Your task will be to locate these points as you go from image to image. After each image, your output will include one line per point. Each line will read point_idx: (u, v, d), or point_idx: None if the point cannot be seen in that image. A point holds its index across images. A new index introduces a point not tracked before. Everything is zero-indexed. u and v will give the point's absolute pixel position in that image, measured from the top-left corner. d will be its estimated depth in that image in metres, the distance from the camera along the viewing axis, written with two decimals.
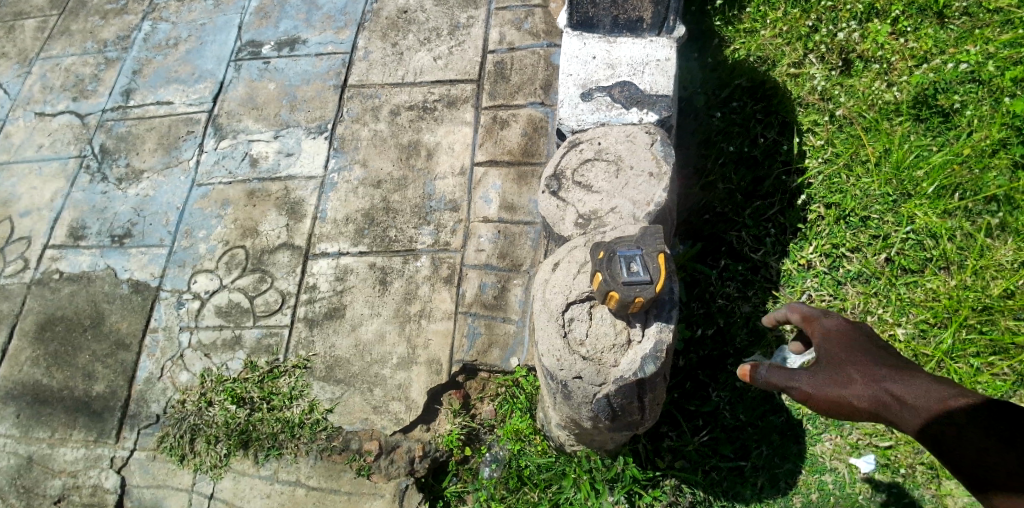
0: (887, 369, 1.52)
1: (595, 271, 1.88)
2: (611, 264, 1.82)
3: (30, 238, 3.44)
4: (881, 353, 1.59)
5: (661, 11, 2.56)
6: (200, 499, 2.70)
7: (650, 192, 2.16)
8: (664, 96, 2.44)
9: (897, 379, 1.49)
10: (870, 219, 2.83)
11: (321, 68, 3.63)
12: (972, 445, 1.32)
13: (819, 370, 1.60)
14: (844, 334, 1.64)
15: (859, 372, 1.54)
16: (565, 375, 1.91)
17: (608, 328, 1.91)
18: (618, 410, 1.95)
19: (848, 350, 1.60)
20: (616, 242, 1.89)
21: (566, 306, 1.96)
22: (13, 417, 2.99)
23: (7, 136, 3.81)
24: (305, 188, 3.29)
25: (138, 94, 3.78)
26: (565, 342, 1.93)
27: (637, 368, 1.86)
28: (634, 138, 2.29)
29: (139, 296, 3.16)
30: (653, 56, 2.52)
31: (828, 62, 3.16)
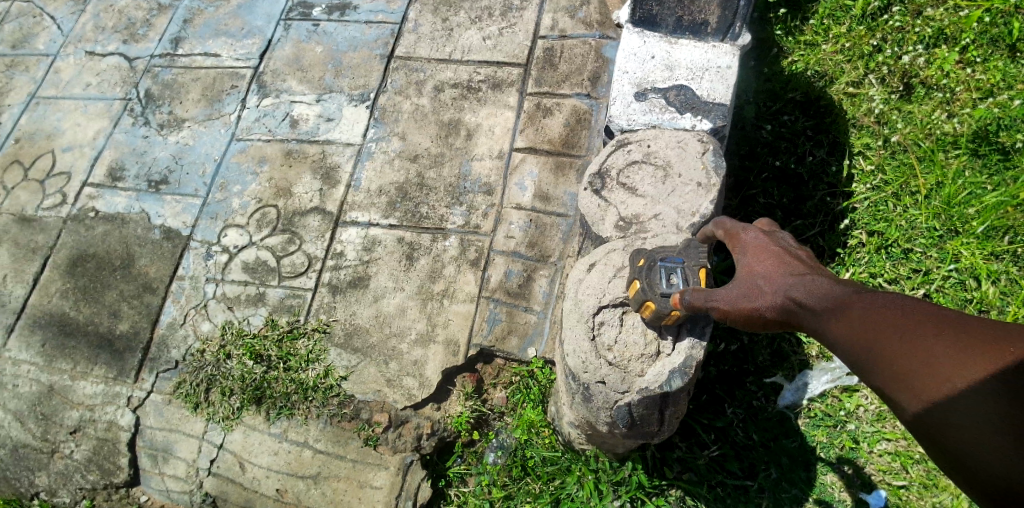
0: (801, 282, 1.52)
1: (633, 279, 1.89)
2: (650, 273, 1.82)
3: (70, 173, 3.50)
4: (798, 264, 1.60)
5: (729, 16, 2.51)
6: (210, 448, 2.76)
7: (696, 202, 2.14)
8: (720, 104, 2.39)
9: (812, 294, 1.48)
10: (912, 252, 2.78)
11: (370, 36, 3.62)
12: (926, 393, 1.19)
13: (737, 289, 1.63)
14: (762, 248, 1.68)
15: (772, 287, 1.56)
16: (588, 378, 1.92)
17: (639, 337, 1.91)
18: (637, 419, 1.94)
19: (765, 266, 1.62)
20: (658, 250, 1.89)
21: (597, 309, 1.95)
22: (39, 346, 3.06)
23: (57, 71, 3.86)
24: (342, 154, 3.30)
25: (187, 43, 3.80)
26: (592, 345, 1.93)
27: (664, 380, 1.85)
28: (685, 146, 2.24)
29: (170, 243, 3.21)
30: (714, 62, 2.46)
31: (889, 85, 3.07)
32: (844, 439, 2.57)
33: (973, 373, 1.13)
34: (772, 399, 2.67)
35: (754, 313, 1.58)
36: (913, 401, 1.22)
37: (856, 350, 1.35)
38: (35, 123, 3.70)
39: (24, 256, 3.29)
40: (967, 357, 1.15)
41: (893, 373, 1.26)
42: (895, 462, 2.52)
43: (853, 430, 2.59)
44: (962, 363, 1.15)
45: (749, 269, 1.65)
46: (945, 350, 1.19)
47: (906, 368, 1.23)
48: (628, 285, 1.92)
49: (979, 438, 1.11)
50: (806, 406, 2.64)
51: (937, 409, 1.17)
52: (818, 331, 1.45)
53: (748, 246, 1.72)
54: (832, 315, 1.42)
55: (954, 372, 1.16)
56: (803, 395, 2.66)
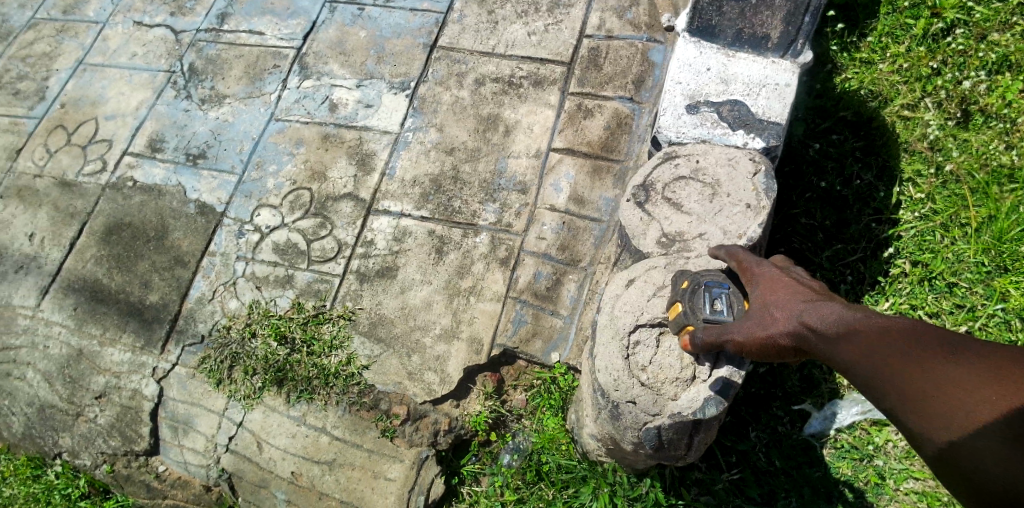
0: (811, 307, 1.50)
1: (675, 301, 1.87)
2: (693, 296, 1.79)
3: (112, 141, 3.54)
4: (810, 290, 1.58)
5: (791, 31, 2.42)
6: (229, 425, 2.78)
7: (744, 225, 2.09)
8: (776, 123, 2.34)
9: (823, 317, 1.46)
10: (957, 286, 2.69)
11: (414, 24, 3.60)
12: (934, 414, 1.21)
13: (750, 318, 1.62)
14: (774, 275, 1.67)
15: (783, 312, 1.54)
16: (619, 396, 1.97)
17: (675, 360, 1.93)
18: (665, 442, 2.01)
19: (776, 293, 1.60)
20: (704, 273, 1.86)
21: (634, 327, 1.97)
22: (71, 309, 3.11)
23: (105, 39, 3.91)
24: (378, 142, 3.29)
25: (233, 20, 3.82)
26: (626, 364, 1.96)
27: (697, 408, 1.88)
28: (735, 164, 2.21)
29: (204, 218, 3.23)
30: (773, 78, 2.41)
31: (945, 110, 2.97)
32: (869, 474, 2.50)
33: (979, 393, 1.15)
34: (798, 426, 2.62)
35: (766, 341, 1.57)
36: (921, 422, 1.23)
37: (866, 373, 1.34)
38: (81, 89, 3.75)
39: (62, 219, 3.34)
40: (978, 375, 1.17)
41: (902, 395, 1.26)
42: (921, 502, 2.44)
43: (880, 465, 2.51)
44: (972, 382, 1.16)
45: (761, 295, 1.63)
46: (953, 372, 1.20)
47: (915, 391, 1.24)
48: (669, 308, 1.90)
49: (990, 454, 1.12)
50: (833, 436, 2.58)
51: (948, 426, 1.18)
52: (830, 357, 1.43)
53: (760, 274, 1.71)
54: (842, 341, 1.40)
55: (966, 391, 1.17)
56: (830, 425, 2.59)
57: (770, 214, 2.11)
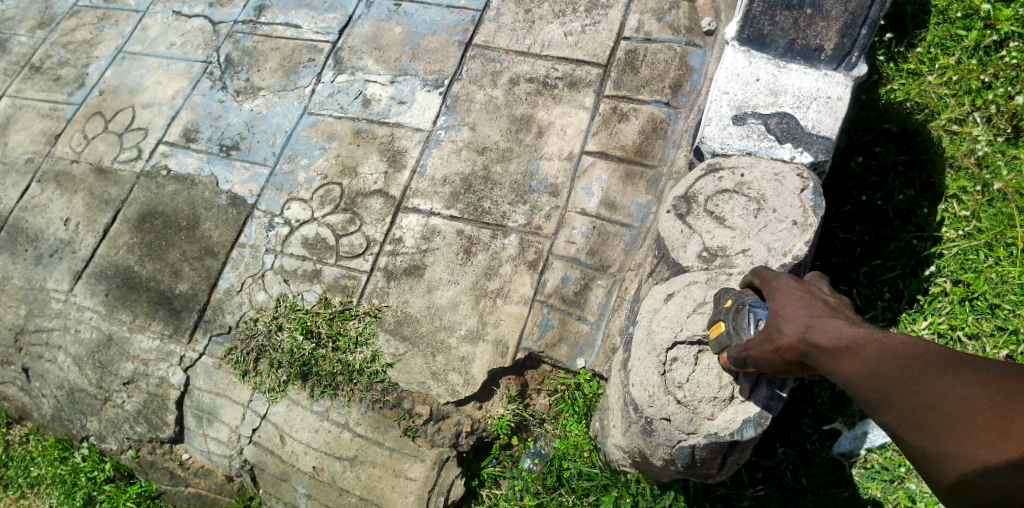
0: (816, 322, 1.46)
1: (717, 320, 1.83)
2: (737, 316, 1.74)
3: (147, 129, 3.58)
4: (821, 303, 1.53)
5: (846, 44, 2.36)
6: (253, 417, 2.79)
7: (789, 241, 2.05)
8: (825, 138, 2.30)
9: (826, 333, 1.42)
10: (1000, 308, 2.59)
11: (450, 21, 3.59)
12: (933, 429, 1.18)
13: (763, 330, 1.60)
14: (788, 286, 1.62)
15: (788, 326, 1.51)
16: (653, 412, 1.95)
17: (713, 379, 1.91)
18: (698, 460, 1.99)
19: (785, 305, 1.56)
20: (746, 292, 1.81)
21: (671, 344, 1.95)
22: (102, 295, 3.15)
23: (144, 27, 3.96)
24: (410, 139, 3.28)
25: (270, 12, 3.84)
26: (662, 381, 1.95)
27: (735, 429, 1.87)
28: (783, 180, 2.16)
29: (235, 209, 3.25)
30: (824, 91, 2.36)
31: (995, 125, 2.88)
32: (899, 497, 2.42)
33: (975, 407, 1.12)
34: (827, 444, 2.55)
35: (776, 355, 1.55)
36: (921, 437, 1.20)
37: (865, 391, 1.31)
38: (120, 77, 3.80)
39: (97, 206, 3.39)
40: (973, 388, 1.13)
41: (902, 411, 1.23)
42: None
43: (912, 488, 2.43)
44: (966, 398, 1.13)
45: (772, 307, 1.60)
46: (950, 386, 1.16)
47: (913, 406, 1.21)
48: (711, 327, 1.87)
49: (986, 468, 1.09)
50: (863, 457, 2.50)
51: (943, 441, 1.16)
52: (832, 373, 1.40)
53: (775, 283, 1.67)
54: (842, 357, 1.37)
55: (960, 405, 1.14)
56: (860, 444, 2.52)
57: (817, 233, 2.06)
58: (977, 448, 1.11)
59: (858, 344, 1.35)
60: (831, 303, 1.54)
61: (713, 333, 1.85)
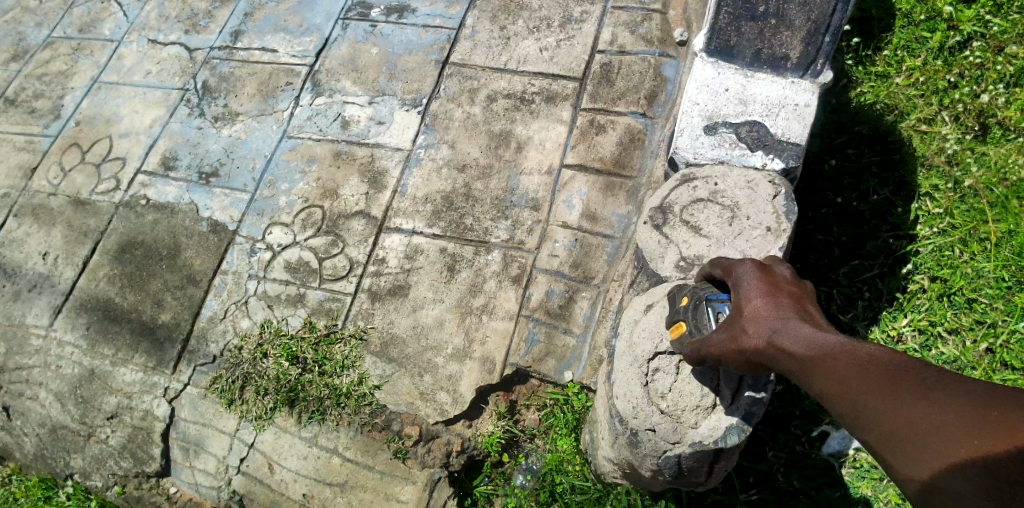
0: (783, 325, 1.41)
1: (673, 317, 1.87)
2: (696, 312, 1.76)
3: (125, 160, 3.56)
4: (787, 302, 1.48)
5: (810, 52, 2.41)
6: (241, 446, 2.76)
7: (764, 248, 2.07)
8: (795, 144, 2.34)
9: (791, 338, 1.38)
10: (977, 302, 2.63)
11: (426, 40, 3.60)
12: (910, 448, 1.12)
13: (725, 332, 1.56)
14: (749, 283, 1.57)
15: (754, 329, 1.46)
16: (637, 424, 1.97)
17: (696, 388, 1.90)
18: (685, 469, 2.00)
19: (748, 306, 1.52)
20: (703, 288, 1.84)
21: (653, 354, 1.95)
22: (83, 329, 3.11)
23: (120, 57, 3.94)
24: (390, 159, 3.28)
25: (246, 37, 3.84)
26: (645, 391, 1.96)
27: (720, 436, 1.87)
28: (755, 186, 2.19)
29: (216, 236, 3.23)
30: (793, 99, 2.40)
31: (963, 124, 2.94)
32: (890, 495, 2.42)
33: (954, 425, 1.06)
34: (816, 445, 2.55)
35: (741, 358, 1.51)
36: (900, 458, 1.14)
37: (839, 404, 1.26)
38: (96, 107, 3.78)
39: (76, 238, 3.36)
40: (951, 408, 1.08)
41: (878, 429, 1.17)
42: None
43: None
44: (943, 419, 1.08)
45: (737, 307, 1.55)
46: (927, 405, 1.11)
47: (889, 424, 1.15)
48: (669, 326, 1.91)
49: (970, 484, 1.03)
50: (853, 456, 2.50)
51: (916, 449, 1.11)
52: (801, 379, 1.35)
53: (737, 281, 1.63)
54: (809, 364, 1.32)
55: (938, 415, 1.09)
56: (850, 444, 2.52)
57: (790, 238, 2.10)
58: (950, 453, 1.06)
59: (826, 349, 1.31)
60: (796, 301, 1.49)
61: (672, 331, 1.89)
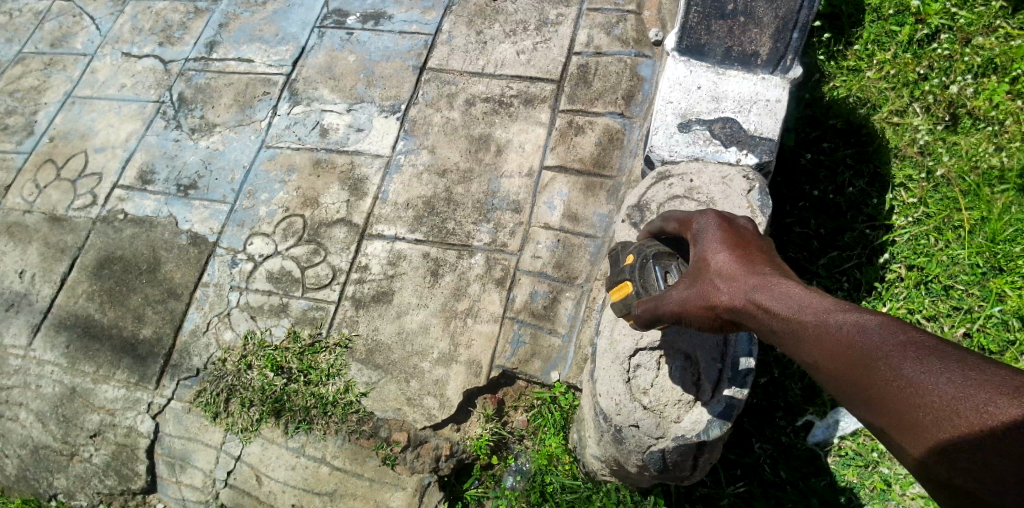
0: (762, 284, 1.40)
1: (615, 276, 1.89)
2: (643, 271, 1.81)
3: (101, 174, 3.52)
4: (761, 261, 1.49)
5: (779, 49, 2.43)
6: (227, 459, 2.74)
7: None
8: (768, 139, 2.37)
9: (772, 297, 1.37)
10: (953, 289, 2.68)
11: (403, 46, 3.60)
12: (908, 423, 1.04)
13: (690, 289, 1.55)
14: (717, 238, 1.59)
15: (730, 288, 1.45)
16: (621, 420, 1.99)
17: (677, 384, 1.98)
18: (670, 464, 2.00)
19: (718, 263, 1.53)
20: (649, 246, 1.89)
21: (634, 350, 2.02)
22: (63, 347, 3.07)
23: (93, 71, 3.90)
24: (370, 166, 3.27)
25: (222, 47, 3.82)
26: (627, 388, 2.01)
27: (703, 429, 1.92)
28: (730, 181, 2.22)
29: (196, 248, 3.20)
30: (764, 95, 2.44)
31: (934, 114, 2.99)
32: (875, 481, 2.46)
33: (953, 398, 0.99)
34: (801, 435, 2.58)
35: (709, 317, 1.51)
36: (902, 434, 1.06)
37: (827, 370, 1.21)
38: (70, 122, 3.74)
39: (53, 255, 3.32)
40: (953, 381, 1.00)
41: (871, 399, 1.11)
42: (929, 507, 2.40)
43: (886, 471, 2.46)
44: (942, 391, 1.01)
45: (707, 264, 1.55)
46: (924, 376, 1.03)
47: (884, 395, 1.08)
48: (609, 287, 1.94)
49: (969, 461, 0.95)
50: (837, 444, 2.53)
51: (910, 424, 1.04)
52: (783, 339, 1.33)
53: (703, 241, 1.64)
54: (788, 320, 1.31)
55: (936, 387, 1.01)
56: (834, 432, 2.54)
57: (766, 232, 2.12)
58: (946, 429, 0.98)
59: (805, 304, 1.31)
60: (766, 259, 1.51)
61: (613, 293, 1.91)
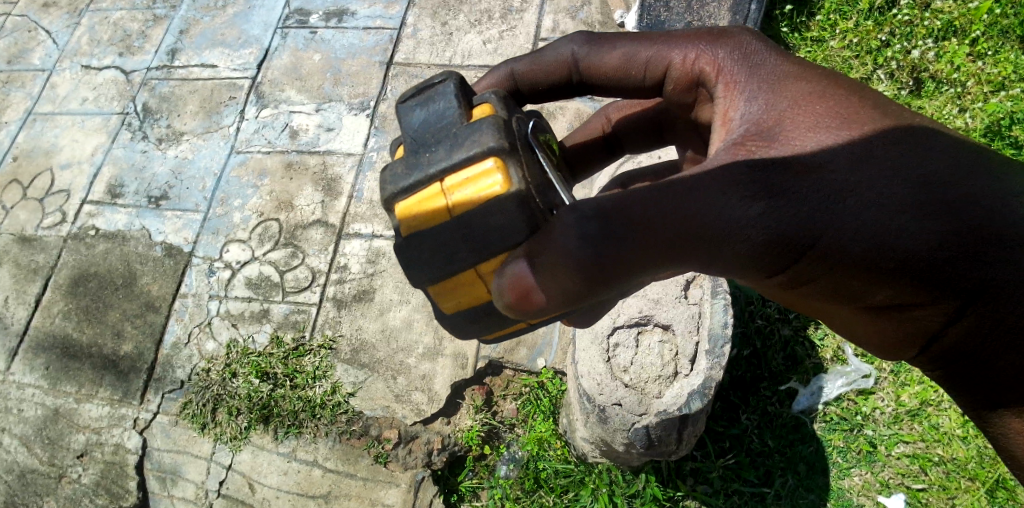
0: (875, 141, 1.23)
1: (464, 148, 1.29)
2: (517, 150, 1.31)
3: (69, 191, 3.46)
4: (835, 110, 1.30)
5: (739, 19, 2.82)
6: (218, 469, 2.69)
7: None
8: None
9: (898, 156, 1.19)
10: None
11: (368, 42, 3.57)
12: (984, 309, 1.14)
13: (819, 147, 1.24)
14: (780, 89, 1.37)
15: (848, 148, 1.22)
16: (604, 400, 2.00)
17: (656, 359, 2.03)
18: (654, 440, 1.99)
19: (815, 113, 1.31)
20: (511, 106, 1.39)
21: (612, 330, 2.09)
22: (43, 369, 3.03)
23: (53, 86, 3.83)
24: (343, 165, 3.25)
25: (183, 55, 3.76)
26: (608, 368, 2.06)
27: (682, 403, 1.93)
28: None
29: (172, 260, 3.16)
30: None
31: (898, 80, 3.02)
32: (861, 443, 2.51)
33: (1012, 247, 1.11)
34: (786, 404, 2.59)
35: (837, 201, 1.17)
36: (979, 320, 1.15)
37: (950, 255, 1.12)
38: (33, 140, 3.67)
39: (25, 277, 3.26)
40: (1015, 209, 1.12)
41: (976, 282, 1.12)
42: (914, 465, 2.46)
43: (870, 434, 2.53)
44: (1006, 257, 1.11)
45: (797, 126, 1.30)
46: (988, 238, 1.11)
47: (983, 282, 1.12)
48: (417, 186, 1.32)
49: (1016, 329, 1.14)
50: (822, 411, 2.57)
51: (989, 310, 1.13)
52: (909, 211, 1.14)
53: (768, 74, 1.41)
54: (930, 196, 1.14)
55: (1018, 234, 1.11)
56: (818, 399, 2.58)
57: None
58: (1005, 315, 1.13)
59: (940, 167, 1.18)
60: (844, 84, 1.37)
61: (425, 201, 1.31)
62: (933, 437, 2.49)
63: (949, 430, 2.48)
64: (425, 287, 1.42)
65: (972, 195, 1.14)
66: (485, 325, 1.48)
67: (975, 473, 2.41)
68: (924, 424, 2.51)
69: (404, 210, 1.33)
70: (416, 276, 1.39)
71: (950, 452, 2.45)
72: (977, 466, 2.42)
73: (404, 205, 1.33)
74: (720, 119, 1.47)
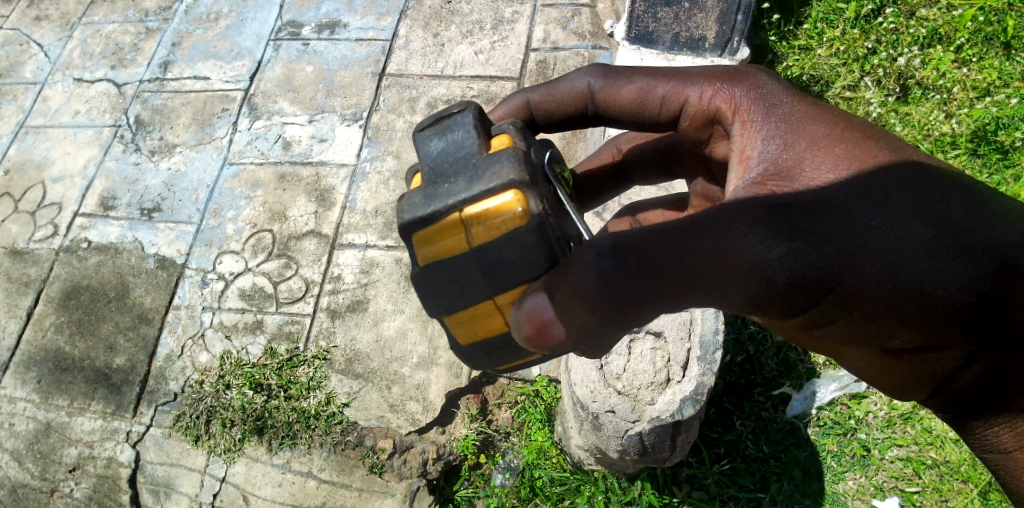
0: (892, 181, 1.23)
1: (484, 179, 1.29)
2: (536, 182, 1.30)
3: (61, 204, 3.45)
4: (853, 152, 1.31)
5: (726, 30, 2.88)
6: (212, 481, 2.68)
7: None
8: None
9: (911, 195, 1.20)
10: None
11: (361, 54, 3.59)
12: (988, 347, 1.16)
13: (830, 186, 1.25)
14: (796, 129, 1.38)
15: (862, 187, 1.23)
16: (598, 407, 2.01)
17: (648, 366, 2.04)
18: (648, 446, 2.02)
19: (831, 153, 1.31)
20: (528, 138, 1.40)
21: None
22: (34, 383, 3.02)
23: (45, 99, 3.83)
24: (337, 176, 3.25)
25: (176, 67, 3.77)
26: (602, 375, 2.05)
27: (675, 409, 1.96)
28: None
29: (165, 272, 3.16)
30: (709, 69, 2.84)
31: (885, 87, 3.05)
32: (855, 447, 2.52)
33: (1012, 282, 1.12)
34: (780, 409, 2.61)
35: (844, 237, 1.18)
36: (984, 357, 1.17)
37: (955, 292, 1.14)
38: (25, 153, 3.66)
39: (16, 290, 3.25)
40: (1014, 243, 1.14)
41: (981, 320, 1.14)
42: (907, 468, 2.48)
43: (864, 437, 2.53)
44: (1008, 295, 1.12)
45: (811, 166, 1.30)
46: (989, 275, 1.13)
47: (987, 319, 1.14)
48: (436, 215, 1.30)
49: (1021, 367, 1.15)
50: (816, 415, 2.58)
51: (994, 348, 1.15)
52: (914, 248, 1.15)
53: (784, 113, 1.41)
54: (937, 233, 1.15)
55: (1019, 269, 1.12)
56: (810, 404, 2.59)
57: None
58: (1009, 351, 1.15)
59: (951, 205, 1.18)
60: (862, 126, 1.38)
61: (444, 230, 1.30)
62: (926, 440, 2.50)
63: (942, 433, 2.49)
64: (440, 317, 1.43)
65: (990, 233, 1.14)
66: (498, 359, 1.49)
67: (968, 476, 2.42)
68: (917, 427, 2.52)
69: (421, 240, 1.32)
70: (431, 304, 1.41)
71: (943, 454, 2.47)
72: (970, 469, 2.43)
73: (420, 234, 1.32)
74: (736, 156, 1.46)
